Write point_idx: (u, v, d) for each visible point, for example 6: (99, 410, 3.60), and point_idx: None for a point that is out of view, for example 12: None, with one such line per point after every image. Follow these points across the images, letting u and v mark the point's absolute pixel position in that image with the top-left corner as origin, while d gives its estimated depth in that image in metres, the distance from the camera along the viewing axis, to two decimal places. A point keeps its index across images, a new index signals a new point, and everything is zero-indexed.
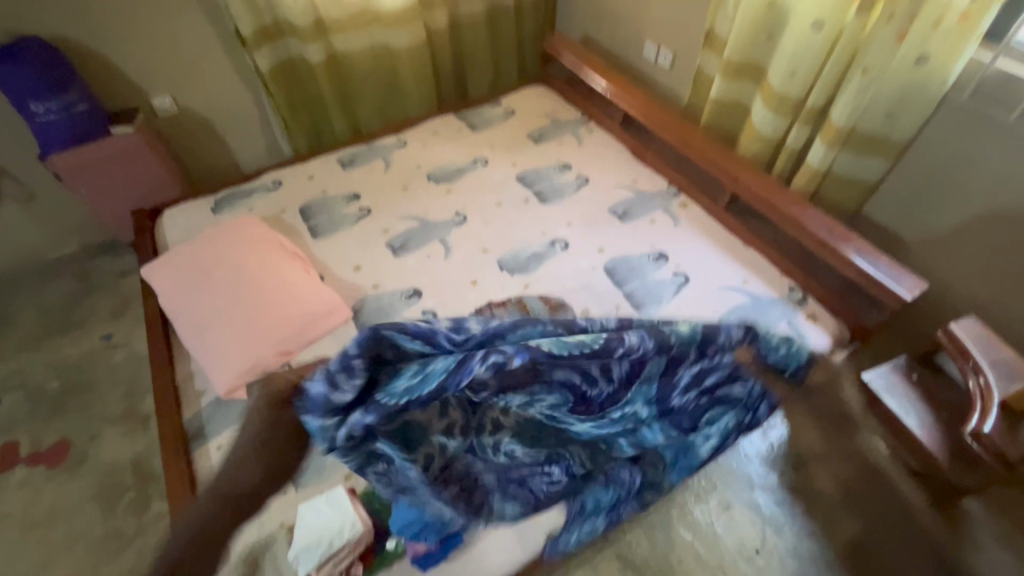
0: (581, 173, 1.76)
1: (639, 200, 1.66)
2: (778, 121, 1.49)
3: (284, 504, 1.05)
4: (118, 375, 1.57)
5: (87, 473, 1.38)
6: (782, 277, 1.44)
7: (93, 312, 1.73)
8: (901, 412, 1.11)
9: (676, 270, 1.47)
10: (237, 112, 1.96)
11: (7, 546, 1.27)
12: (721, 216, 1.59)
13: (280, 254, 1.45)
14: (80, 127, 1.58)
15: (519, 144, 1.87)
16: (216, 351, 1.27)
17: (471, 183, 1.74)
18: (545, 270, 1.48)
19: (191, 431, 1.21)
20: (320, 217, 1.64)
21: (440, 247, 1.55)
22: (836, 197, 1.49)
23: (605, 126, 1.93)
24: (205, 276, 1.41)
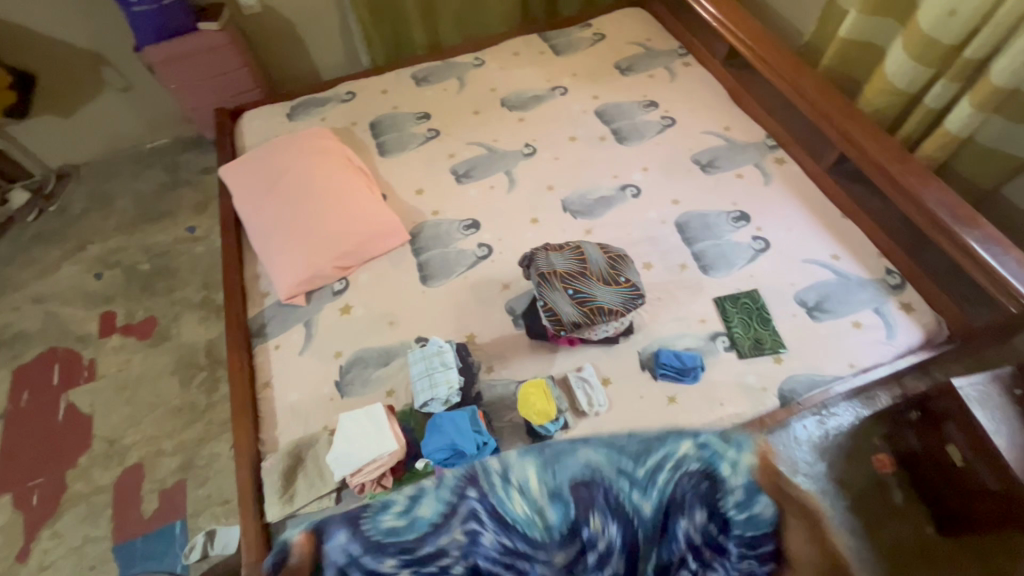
0: (667, 113, 1.59)
1: (728, 151, 1.50)
2: (918, 72, 1.25)
3: (329, 409, 1.13)
4: (198, 265, 1.70)
5: (169, 349, 1.53)
6: (880, 256, 1.27)
7: (180, 204, 1.85)
8: (988, 430, 0.99)
9: (756, 234, 1.33)
10: (319, 16, 1.92)
11: (103, 400, 1.46)
12: (821, 178, 1.40)
13: (344, 170, 1.46)
14: (170, 21, 1.60)
15: (604, 74, 1.71)
16: (281, 256, 1.32)
17: (546, 113, 1.63)
18: (611, 217, 1.39)
19: (253, 327, 1.28)
20: (389, 135, 1.62)
21: (505, 179, 1.49)
22: (971, 172, 1.26)
23: (705, 60, 1.71)
24: (275, 183, 1.44)
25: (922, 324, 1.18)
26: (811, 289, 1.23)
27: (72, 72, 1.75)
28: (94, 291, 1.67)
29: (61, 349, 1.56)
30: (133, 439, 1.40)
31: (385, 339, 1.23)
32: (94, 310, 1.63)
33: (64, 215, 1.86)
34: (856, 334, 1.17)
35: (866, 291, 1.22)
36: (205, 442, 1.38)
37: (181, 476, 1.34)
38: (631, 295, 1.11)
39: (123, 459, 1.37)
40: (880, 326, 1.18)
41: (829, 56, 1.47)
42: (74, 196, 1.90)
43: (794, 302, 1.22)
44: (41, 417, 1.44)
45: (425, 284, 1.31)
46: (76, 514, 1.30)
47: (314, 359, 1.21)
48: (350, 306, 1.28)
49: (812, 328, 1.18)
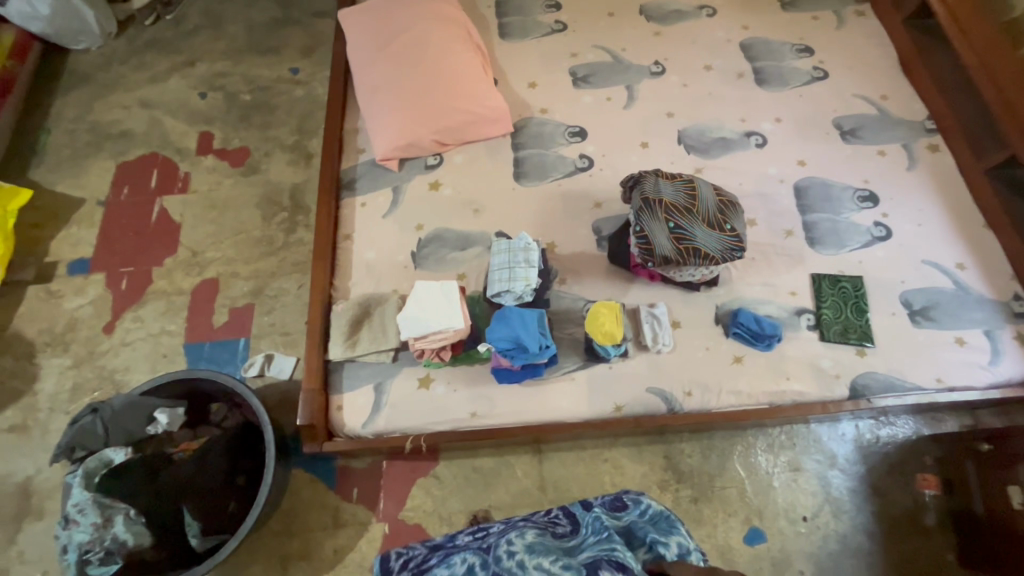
0: (821, 64, 1.42)
1: (877, 123, 1.33)
2: None
3: (402, 276, 1.16)
4: (295, 109, 1.70)
5: (257, 182, 1.58)
6: (1012, 278, 1.14)
7: (288, 43, 1.83)
8: None
9: (879, 220, 1.21)
10: None
11: (192, 214, 1.54)
12: (974, 178, 1.24)
13: (463, 43, 1.39)
14: None
15: (762, 4, 1.52)
16: (384, 116, 1.30)
17: (686, 33, 1.48)
18: (726, 162, 1.29)
19: (344, 179, 1.29)
20: (513, 17, 1.51)
21: (624, 94, 1.39)
22: None
23: (882, 14, 1.49)
24: (391, 40, 1.39)
25: None
26: (921, 292, 1.14)
27: None
28: (197, 109, 1.71)
29: (161, 156, 1.63)
30: (214, 256, 1.48)
31: (467, 225, 1.22)
32: (194, 127, 1.68)
33: (179, 27, 1.87)
34: (954, 351, 1.08)
35: (982, 310, 1.11)
36: (276, 277, 1.45)
37: (250, 300, 1.43)
38: (732, 245, 1.05)
39: (203, 271, 1.47)
40: (984, 350, 1.08)
41: None
42: (189, 9, 1.90)
43: (897, 301, 1.13)
44: (137, 214, 1.54)
45: (517, 181, 1.27)
46: (157, 306, 1.43)
47: (396, 225, 1.22)
48: (439, 183, 1.27)
49: (908, 333, 1.10)
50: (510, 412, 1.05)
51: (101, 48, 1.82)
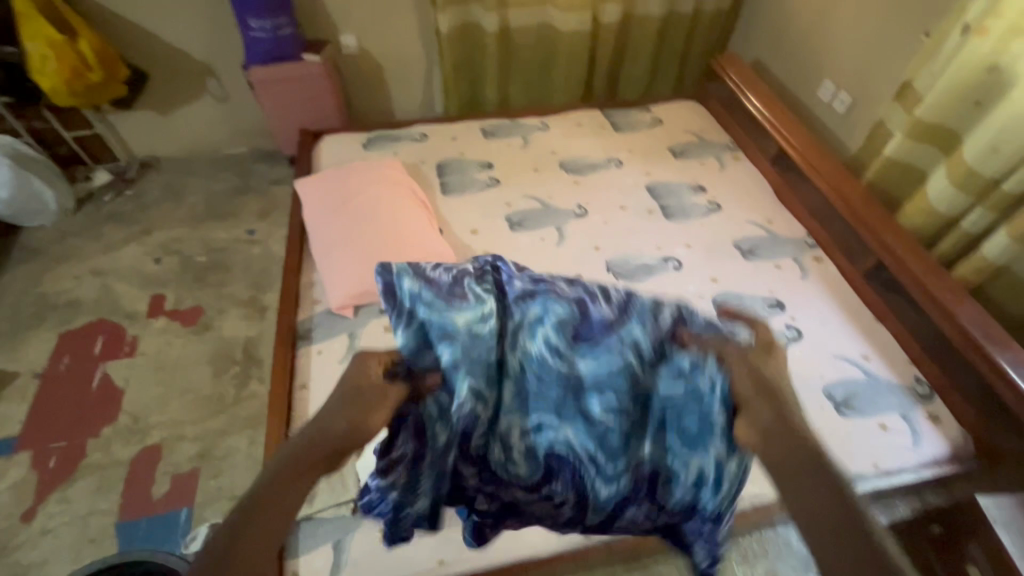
0: (714, 199, 1.69)
1: (769, 242, 1.57)
2: (958, 197, 1.34)
3: None
4: (251, 266, 1.79)
5: (209, 340, 1.59)
6: (910, 363, 1.30)
7: (246, 208, 1.97)
8: (1014, 553, 0.99)
9: (790, 323, 1.38)
10: (406, 65, 2.12)
11: (138, 378, 1.51)
12: (856, 281, 1.46)
13: (411, 201, 1.57)
14: (281, 48, 1.79)
15: (658, 155, 1.84)
16: (339, 268, 1.40)
17: (600, 181, 1.75)
18: (651, 285, 1.46)
19: (300, 330, 1.33)
20: (453, 177, 1.74)
21: (555, 233, 1.58)
22: (1007, 298, 1.31)
23: (754, 158, 1.83)
24: (345, 202, 1.55)
25: (949, 437, 1.18)
26: (840, 384, 1.26)
27: (179, 79, 1.94)
28: (151, 274, 1.76)
29: (109, 322, 1.63)
30: (158, 420, 1.43)
31: None
32: (146, 290, 1.71)
33: (138, 201, 1.99)
34: (882, 436, 1.18)
35: (894, 395, 1.24)
36: (225, 435, 1.40)
37: (196, 464, 1.35)
38: None
39: (145, 438, 1.40)
40: (906, 432, 1.19)
41: (873, 170, 1.58)
42: (150, 185, 2.04)
43: (822, 395, 1.24)
44: (76, 383, 1.49)
45: None
46: (89, 483, 1.32)
47: None
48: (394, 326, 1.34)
49: (839, 423, 1.19)
50: (478, 556, 1.01)
51: (57, 224, 1.89)
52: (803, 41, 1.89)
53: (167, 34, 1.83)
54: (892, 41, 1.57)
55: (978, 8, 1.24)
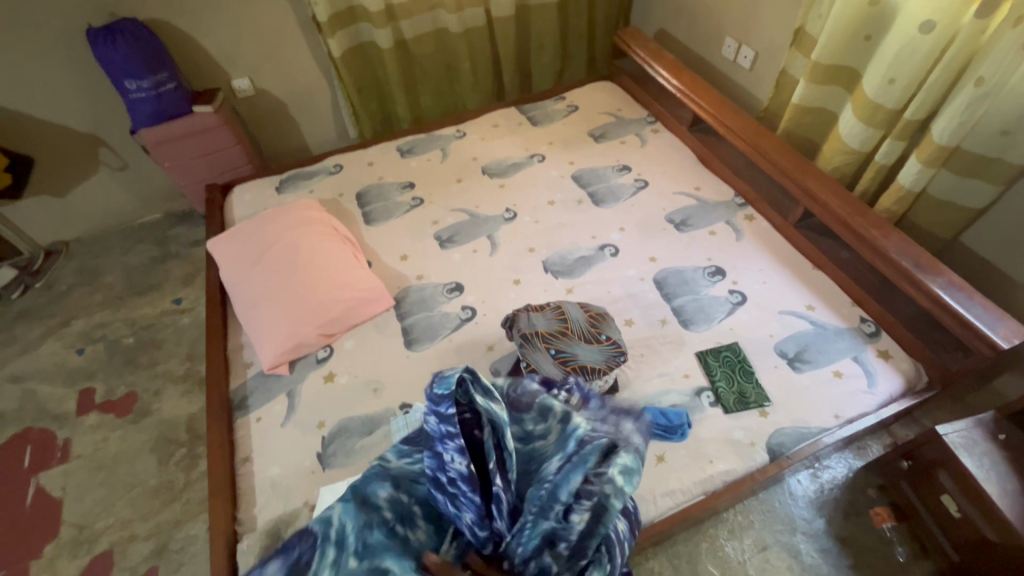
0: (640, 177, 1.67)
1: (700, 209, 1.56)
2: (868, 133, 1.34)
3: (311, 484, 1.10)
4: (183, 337, 1.69)
5: (148, 425, 1.50)
6: (853, 305, 1.30)
7: (168, 276, 1.87)
8: (978, 476, 0.99)
9: (732, 288, 1.37)
10: (309, 97, 2.04)
11: (76, 482, 1.40)
12: (790, 232, 1.46)
13: (333, 239, 1.50)
14: (167, 105, 1.68)
15: (579, 141, 1.81)
16: (266, 325, 1.32)
17: (526, 179, 1.71)
18: (591, 276, 1.43)
19: (235, 399, 1.26)
20: (374, 204, 1.67)
21: (487, 243, 1.53)
22: (932, 223, 1.32)
23: (672, 127, 1.82)
24: (262, 254, 1.46)
25: (902, 370, 1.19)
26: (790, 340, 1.25)
27: (68, 156, 1.82)
28: (75, 367, 1.65)
29: (36, 429, 1.52)
30: (104, 524, 1.33)
31: (369, 407, 1.21)
32: (73, 386, 1.60)
33: (50, 292, 1.86)
34: (837, 384, 1.17)
35: (843, 339, 1.24)
36: (180, 524, 1.32)
37: (153, 562, 1.27)
38: (613, 353, 1.13)
39: (93, 547, 1.30)
40: (860, 374, 1.19)
41: (787, 119, 1.58)
42: (61, 272, 1.91)
43: (775, 354, 1.23)
44: (8, 503, 1.38)
45: (409, 348, 1.31)
46: None
47: (296, 431, 1.18)
48: (334, 374, 1.27)
49: (796, 381, 1.18)
50: None
51: None
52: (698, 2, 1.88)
53: (42, 112, 1.71)
54: None
55: None
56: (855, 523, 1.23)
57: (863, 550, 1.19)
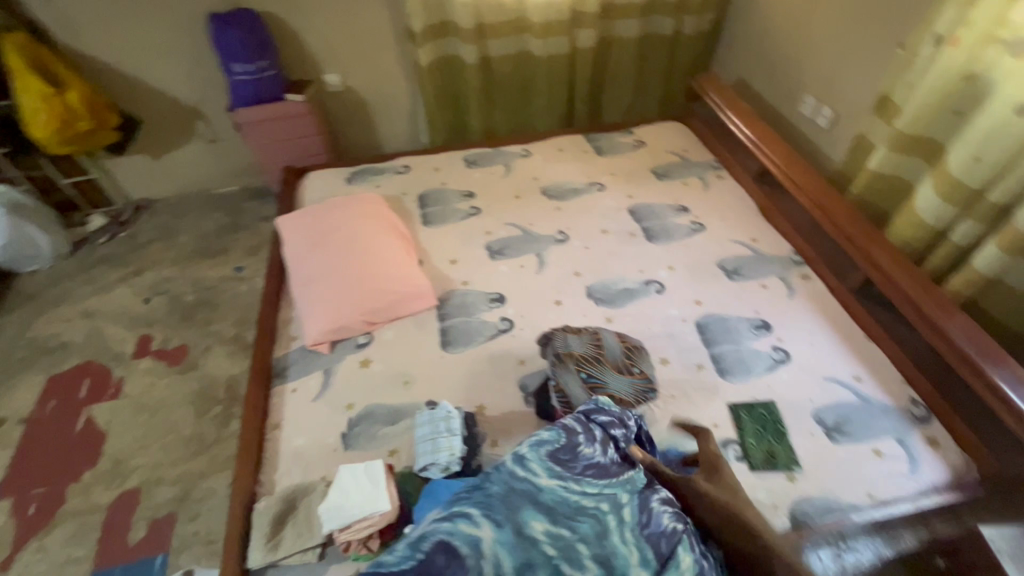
0: (698, 219, 1.67)
1: (753, 260, 1.54)
2: (945, 209, 1.30)
3: (331, 460, 1.14)
4: (238, 303, 1.80)
5: (193, 379, 1.59)
6: (904, 384, 1.24)
7: (235, 245, 2.00)
8: None
9: (777, 344, 1.33)
10: (391, 99, 2.16)
11: (121, 419, 1.51)
12: (846, 299, 1.41)
13: (390, 233, 1.57)
14: (264, 89, 1.83)
15: (641, 176, 1.83)
16: (316, 303, 1.39)
17: (582, 205, 1.74)
18: (633, 309, 1.43)
19: (275, 368, 1.32)
20: (433, 207, 1.74)
21: (535, 260, 1.56)
22: (1004, 313, 1.25)
23: (737, 175, 1.81)
24: (323, 237, 1.54)
25: (949, 462, 1.11)
26: (830, 408, 1.20)
27: (171, 122, 2.00)
28: (140, 314, 1.78)
29: (96, 363, 1.64)
30: (138, 463, 1.42)
31: (397, 398, 1.25)
32: (134, 331, 1.73)
33: (132, 242, 2.03)
34: (876, 463, 1.12)
35: (888, 417, 1.18)
36: (204, 477, 1.39)
37: (173, 508, 1.34)
38: (643, 387, 1.12)
39: (124, 482, 1.39)
40: (903, 458, 1.12)
41: (859, 184, 1.54)
42: (143, 226, 2.08)
43: (812, 419, 1.18)
44: (60, 426, 1.49)
45: (445, 349, 1.35)
46: (66, 530, 1.31)
47: (326, 408, 1.23)
48: (369, 360, 1.32)
49: (831, 451, 1.14)
50: None
51: (53, 268, 1.94)
52: (782, 57, 1.88)
53: (157, 81, 1.89)
54: (869, 53, 1.55)
55: (949, 18, 1.23)
56: None
57: None
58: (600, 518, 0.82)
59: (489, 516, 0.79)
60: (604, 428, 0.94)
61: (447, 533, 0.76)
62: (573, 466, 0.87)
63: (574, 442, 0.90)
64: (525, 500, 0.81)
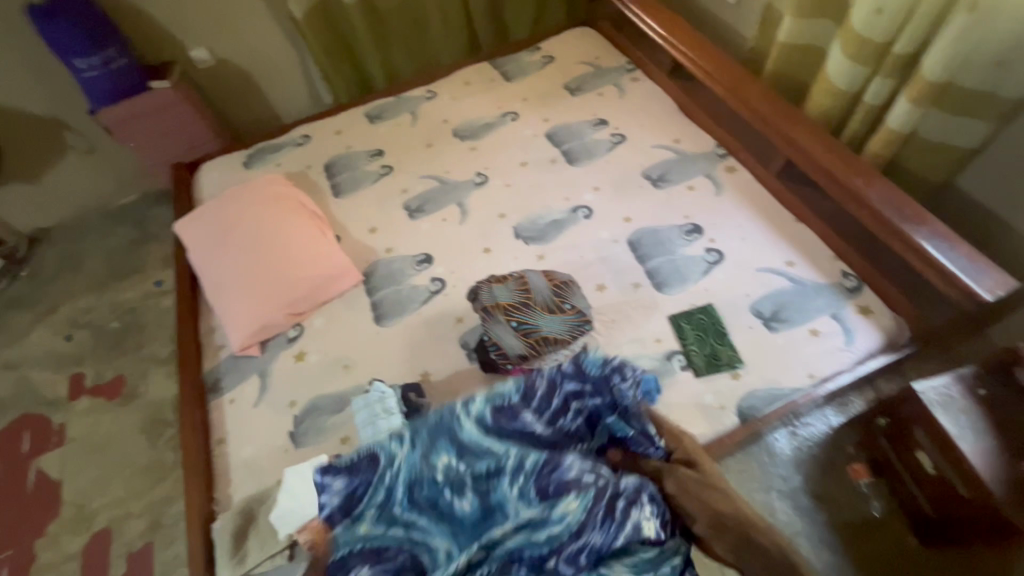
0: (617, 131, 1.58)
1: (679, 163, 1.48)
2: (854, 71, 1.24)
3: (283, 462, 1.12)
4: (166, 319, 1.71)
5: (137, 407, 1.53)
6: (836, 259, 1.23)
7: (148, 258, 1.86)
8: (953, 435, 0.95)
9: (710, 246, 1.31)
10: (274, 63, 1.95)
11: (72, 465, 1.46)
12: (772, 184, 1.38)
13: (298, 214, 1.46)
14: (122, 81, 1.62)
15: (554, 95, 1.72)
16: (233, 307, 1.31)
17: (497, 140, 1.63)
18: (563, 241, 1.38)
19: (208, 382, 1.26)
20: (342, 175, 1.62)
21: (457, 210, 1.48)
22: (922, 168, 1.23)
23: (653, 74, 1.70)
24: (227, 234, 1.43)
25: (882, 327, 1.14)
26: (767, 298, 1.20)
27: (34, 140, 1.78)
28: (65, 353, 1.67)
29: (31, 414, 1.56)
30: (101, 503, 1.39)
31: (339, 385, 1.21)
32: (63, 373, 1.63)
33: (37, 279, 1.88)
34: (814, 343, 1.13)
35: (823, 296, 1.19)
36: (172, 501, 1.37)
37: (148, 538, 1.33)
38: (577, 322, 1.09)
39: (92, 524, 1.36)
40: (839, 332, 1.14)
41: (771, 59, 1.46)
42: (45, 259, 1.92)
43: (749, 314, 1.19)
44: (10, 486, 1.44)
45: (379, 324, 1.30)
46: None
47: (269, 411, 1.19)
48: (304, 353, 1.27)
49: (771, 341, 1.15)
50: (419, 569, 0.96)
51: None
52: None
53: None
54: None
55: None
56: (833, 481, 1.23)
57: (839, 509, 1.20)
58: (504, 463, 0.88)
59: (415, 438, 0.90)
60: (575, 389, 0.92)
61: (376, 446, 0.90)
62: (514, 415, 0.90)
63: (532, 389, 0.91)
64: (444, 437, 0.90)
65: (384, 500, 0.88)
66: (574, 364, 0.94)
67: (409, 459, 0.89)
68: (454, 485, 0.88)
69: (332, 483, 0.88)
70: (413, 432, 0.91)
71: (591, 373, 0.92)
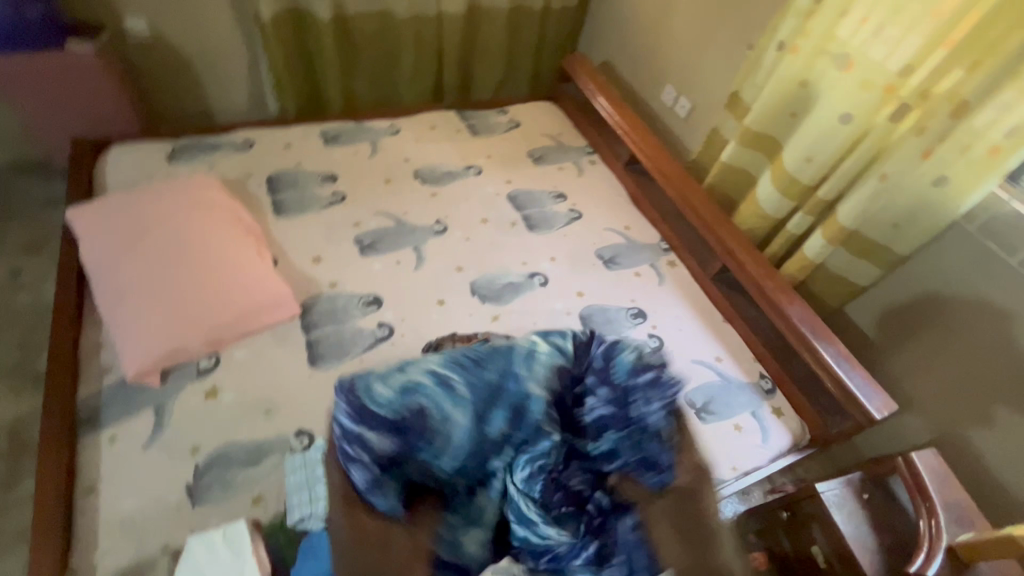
0: (575, 207, 1.67)
1: (628, 248, 1.59)
2: (782, 202, 1.45)
3: (174, 523, 0.93)
4: (16, 320, 1.37)
5: None
6: (755, 361, 1.39)
7: (5, 240, 1.51)
8: (847, 535, 1.09)
9: (652, 332, 1.40)
10: (222, 56, 1.78)
11: None
12: (706, 283, 1.53)
13: (233, 227, 1.29)
14: (29, 33, 1.36)
15: (518, 160, 1.77)
16: (134, 323, 1.09)
17: (460, 191, 1.63)
18: (518, 305, 1.38)
19: (82, 413, 1.02)
20: (287, 193, 1.48)
21: (412, 255, 1.42)
22: (825, 293, 1.45)
23: (609, 161, 1.84)
24: (139, 234, 1.21)
25: (790, 428, 1.28)
26: (699, 390, 1.31)
27: None
28: None
29: None
30: None
31: (256, 432, 1.05)
32: None
33: None
34: (737, 437, 1.24)
35: (744, 393, 1.32)
36: None
37: None
38: None
39: None
40: (757, 429, 1.27)
41: (713, 174, 1.66)
42: None
43: (684, 403, 1.27)
44: None
45: (313, 366, 1.17)
46: None
47: (161, 457, 0.99)
48: (217, 389, 1.10)
49: (702, 431, 1.23)
50: None
51: None
52: (645, 44, 1.94)
53: None
54: (722, 50, 1.66)
55: (790, 27, 1.34)
56: None
57: None
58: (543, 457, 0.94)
59: (462, 403, 0.89)
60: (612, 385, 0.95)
61: (430, 402, 0.86)
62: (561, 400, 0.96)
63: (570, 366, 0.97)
64: (479, 410, 0.90)
65: (422, 459, 0.88)
66: (610, 359, 0.97)
67: (464, 422, 0.89)
68: (486, 456, 0.93)
69: (377, 438, 0.82)
70: (467, 394, 0.89)
71: (621, 375, 0.94)
